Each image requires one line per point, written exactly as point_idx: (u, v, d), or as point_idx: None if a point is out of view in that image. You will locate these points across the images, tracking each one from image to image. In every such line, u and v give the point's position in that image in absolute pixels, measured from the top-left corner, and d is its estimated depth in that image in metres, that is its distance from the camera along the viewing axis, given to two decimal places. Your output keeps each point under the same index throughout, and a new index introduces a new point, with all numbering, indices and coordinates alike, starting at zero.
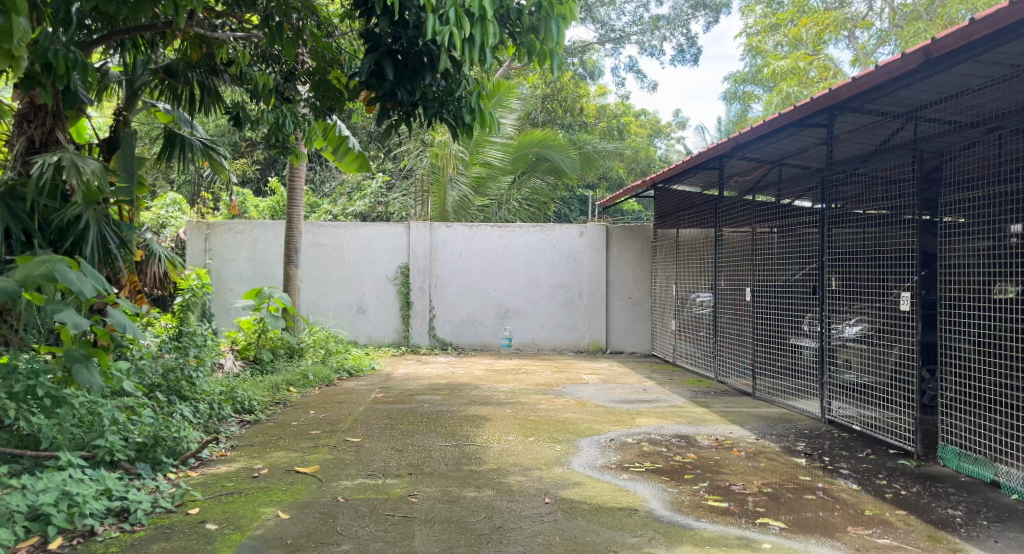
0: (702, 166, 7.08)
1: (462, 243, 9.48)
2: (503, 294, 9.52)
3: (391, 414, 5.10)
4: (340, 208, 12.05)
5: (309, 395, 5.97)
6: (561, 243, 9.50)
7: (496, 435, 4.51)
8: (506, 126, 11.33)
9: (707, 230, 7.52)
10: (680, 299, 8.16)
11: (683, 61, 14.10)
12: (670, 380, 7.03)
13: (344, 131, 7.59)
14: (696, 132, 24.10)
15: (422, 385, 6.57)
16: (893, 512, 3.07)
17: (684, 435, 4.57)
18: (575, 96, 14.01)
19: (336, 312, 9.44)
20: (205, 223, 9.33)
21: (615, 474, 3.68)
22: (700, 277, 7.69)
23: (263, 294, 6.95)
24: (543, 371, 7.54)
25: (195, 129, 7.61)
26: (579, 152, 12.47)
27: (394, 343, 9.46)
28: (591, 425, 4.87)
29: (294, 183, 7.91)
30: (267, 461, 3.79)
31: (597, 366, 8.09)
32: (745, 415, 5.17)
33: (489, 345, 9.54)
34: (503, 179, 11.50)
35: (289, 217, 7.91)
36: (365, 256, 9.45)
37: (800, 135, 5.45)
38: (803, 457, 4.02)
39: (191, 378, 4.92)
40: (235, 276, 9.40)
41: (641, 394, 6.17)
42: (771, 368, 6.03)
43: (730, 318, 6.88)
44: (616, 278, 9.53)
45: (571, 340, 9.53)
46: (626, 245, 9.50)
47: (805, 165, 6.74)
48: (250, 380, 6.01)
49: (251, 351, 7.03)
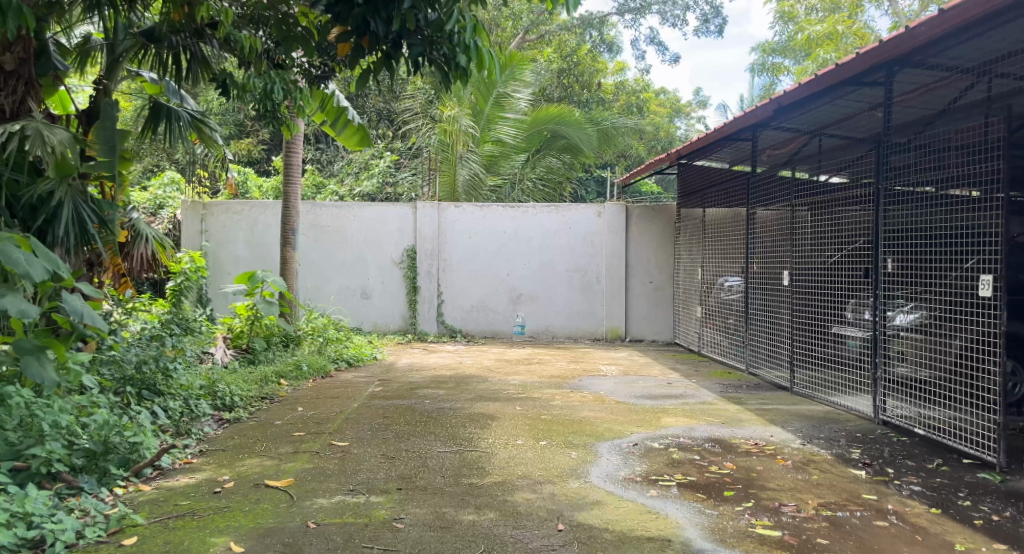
0: (733, 138, 6.43)
1: (472, 224, 8.92)
2: (515, 278, 8.95)
3: (387, 413, 4.57)
4: (347, 189, 11.50)
5: (301, 389, 5.47)
6: (577, 224, 8.90)
7: (503, 438, 3.96)
8: (519, 101, 10.66)
9: (737, 209, 6.89)
10: (707, 284, 7.54)
11: (707, 33, 13.26)
12: (696, 372, 6.43)
13: (342, 102, 7.06)
14: (718, 112, 23.15)
15: (426, 377, 6.04)
16: (990, 547, 2.48)
17: (718, 439, 3.99)
18: (592, 71, 13.26)
19: (339, 298, 8.93)
20: (201, 203, 8.85)
21: (641, 489, 3.11)
22: (729, 260, 7.05)
23: (257, 279, 6.55)
24: (557, 362, 6.99)
25: (184, 101, 7.11)
26: (596, 128, 11.72)
27: (399, 330, 8.95)
28: (610, 426, 4.31)
29: (290, 159, 7.35)
30: (236, 471, 3.28)
31: (615, 356, 7.51)
32: (785, 415, 4.57)
33: (501, 332, 8.99)
34: (516, 158, 10.85)
35: (286, 197, 7.38)
36: (370, 238, 8.92)
37: (850, 97, 4.78)
38: (861, 467, 3.41)
39: (169, 370, 4.47)
40: (233, 259, 8.92)
41: (665, 389, 5.58)
42: (812, 360, 5.40)
43: (764, 304, 6.25)
44: (636, 261, 8.90)
45: (587, 327, 8.96)
46: (646, 226, 8.87)
47: (847, 135, 6.06)
48: (236, 372, 5.52)
49: (243, 340, 6.55)
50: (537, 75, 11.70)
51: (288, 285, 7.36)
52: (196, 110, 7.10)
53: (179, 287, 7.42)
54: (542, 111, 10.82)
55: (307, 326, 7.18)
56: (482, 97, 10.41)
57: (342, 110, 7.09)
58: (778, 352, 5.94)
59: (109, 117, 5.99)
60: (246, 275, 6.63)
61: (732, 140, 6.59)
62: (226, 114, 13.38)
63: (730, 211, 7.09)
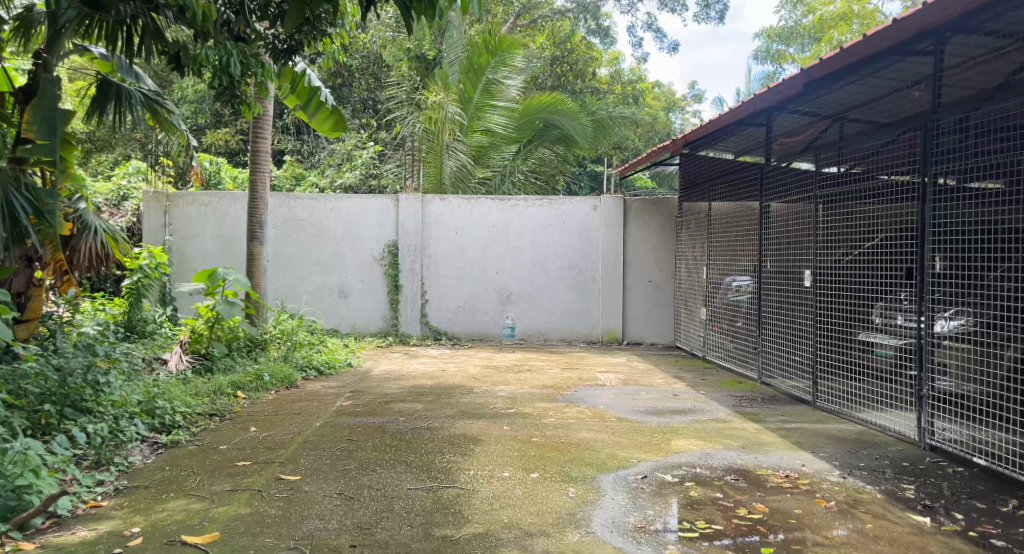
0: (746, 124, 5.85)
1: (459, 219, 8.28)
2: (504, 276, 8.33)
3: (354, 435, 3.93)
4: (327, 180, 10.81)
5: (260, 402, 4.81)
6: (572, 219, 8.28)
7: (486, 469, 3.34)
8: (511, 89, 10.03)
9: (747, 203, 6.31)
10: (713, 284, 6.96)
11: (707, 19, 12.59)
12: (704, 382, 5.84)
13: (315, 81, 6.39)
14: (714, 105, 22.50)
15: (404, 387, 5.41)
16: None
17: (742, 469, 3.39)
18: (586, 59, 12.64)
19: (314, 297, 8.27)
20: (165, 194, 8.12)
21: (656, 545, 2.50)
22: (738, 257, 6.47)
23: (217, 276, 5.90)
24: (550, 369, 6.37)
25: (141, 80, 6.41)
26: (590, 117, 11.07)
27: (380, 332, 8.31)
28: (613, 451, 3.70)
29: (258, 146, 6.69)
30: (151, 519, 2.66)
31: (614, 362, 6.92)
32: (814, 437, 3.97)
33: (489, 334, 8.36)
34: (508, 149, 10.24)
35: (254, 187, 6.71)
36: (348, 233, 8.26)
37: (887, 69, 4.18)
38: (921, 510, 2.83)
39: (100, 384, 3.84)
40: (200, 255, 8.24)
41: (671, 403, 4.98)
42: (836, 368, 4.83)
43: (777, 306, 5.67)
44: (635, 259, 8.30)
45: (582, 329, 8.35)
46: (646, 221, 8.26)
47: (870, 119, 5.51)
48: (186, 383, 4.85)
49: (202, 345, 5.90)
50: (529, 62, 11.05)
51: (253, 284, 6.71)
52: (153, 90, 6.40)
53: (136, 286, 6.70)
54: (535, 98, 10.12)
55: (275, 330, 6.46)
56: (471, 85, 9.83)
57: (314, 91, 6.41)
58: (795, 359, 5.36)
59: (51, 96, 5.29)
60: (206, 273, 5.99)
61: (743, 127, 6.00)
62: (200, 103, 12.63)
63: (737, 204, 6.52)
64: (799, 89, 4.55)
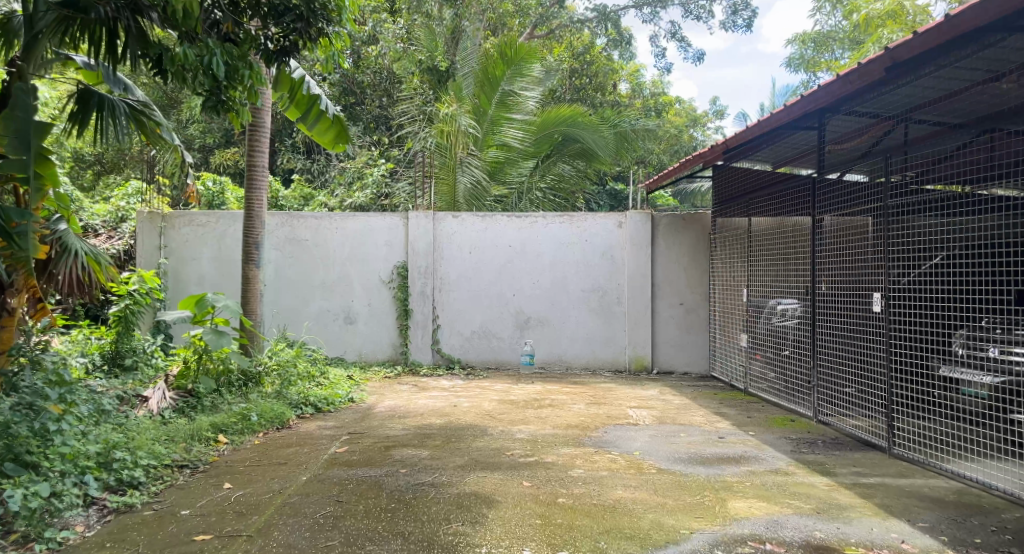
0: (795, 128, 5.19)
1: (473, 237, 7.69)
2: (522, 298, 7.69)
3: (343, 494, 3.28)
4: (336, 199, 10.23)
5: (243, 448, 4.17)
6: (595, 237, 7.64)
7: (502, 547, 2.69)
8: (529, 100, 9.50)
9: (796, 217, 5.64)
10: (756, 307, 6.28)
11: (735, 26, 11.98)
12: (751, 421, 5.14)
13: (315, 88, 5.87)
14: (738, 121, 21.79)
15: (410, 428, 4.77)
16: None
17: (822, 547, 2.71)
18: (607, 71, 12.35)
19: (318, 323, 7.70)
20: (160, 214, 7.66)
21: None
22: (787, 278, 5.79)
23: (206, 303, 5.40)
24: (575, 404, 5.69)
25: (129, 92, 5.94)
26: (613, 130, 10.44)
27: (388, 361, 7.70)
28: (658, 518, 3.03)
29: (254, 160, 6.15)
30: None
31: (644, 395, 6.24)
32: (903, 499, 3.25)
33: (507, 362, 7.71)
34: (525, 164, 9.60)
35: (249, 206, 6.18)
36: (354, 254, 7.70)
37: (983, 46, 3.53)
38: None
39: (49, 433, 3.29)
40: (197, 278, 7.71)
41: (717, 450, 4.29)
42: (917, 409, 4.13)
43: (834, 331, 5.00)
44: (664, 280, 7.63)
45: (607, 357, 7.66)
46: (675, 238, 7.61)
47: (937, 120, 4.91)
48: (160, 426, 4.27)
49: (187, 380, 5.27)
50: (547, 73, 10.52)
51: (248, 311, 6.16)
52: (140, 100, 5.93)
53: (124, 314, 6.17)
54: (553, 111, 9.56)
55: (270, 361, 5.85)
56: (486, 99, 9.36)
57: (313, 98, 5.87)
58: (859, 393, 4.67)
59: (24, 105, 4.54)
60: (194, 299, 5.48)
61: (790, 131, 5.35)
62: (209, 120, 12.24)
63: (780, 218, 5.88)
64: (868, 82, 3.90)
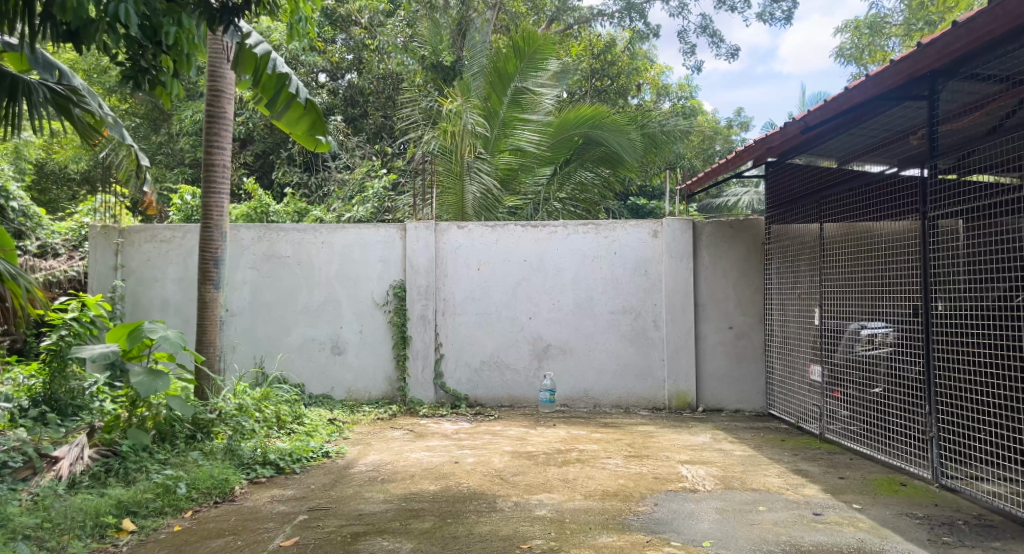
0: (895, 99, 3.94)
1: (481, 250, 6.53)
2: (540, 323, 6.49)
3: None
4: (333, 214, 9.03)
5: (152, 542, 2.99)
6: (626, 249, 6.45)
7: None
8: (546, 99, 8.45)
9: (890, 219, 4.41)
10: (832, 332, 5.05)
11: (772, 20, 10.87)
12: (848, 486, 3.86)
13: (282, 67, 4.78)
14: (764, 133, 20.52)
15: (394, 500, 3.57)
16: None
17: None
18: (631, 69, 11.33)
19: (301, 353, 6.55)
20: (116, 230, 6.61)
21: None
22: (873, 295, 4.58)
23: (140, 335, 4.25)
24: (611, 459, 4.44)
25: (63, 78, 4.95)
26: (641, 132, 9.22)
27: (383, 398, 6.51)
28: None
29: (213, 158, 5.09)
30: None
31: (694, 443, 4.98)
32: None
33: (524, 399, 6.48)
34: (541, 172, 8.49)
35: (208, 214, 5.08)
36: (343, 273, 6.57)
37: None
38: None
39: None
40: (161, 303, 6.62)
41: (820, 538, 3.02)
42: None
43: (957, 365, 3.77)
44: (709, 299, 6.39)
45: (643, 391, 6.40)
46: (722, 250, 6.40)
47: None
48: (41, 508, 3.10)
49: (115, 433, 4.11)
50: (566, 71, 9.43)
51: (203, 343, 5.02)
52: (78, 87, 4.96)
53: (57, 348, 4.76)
54: (571, 110, 8.35)
55: (226, 405, 4.67)
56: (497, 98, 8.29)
57: (281, 78, 4.76)
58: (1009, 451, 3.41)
59: None
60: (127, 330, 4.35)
61: (884, 104, 4.11)
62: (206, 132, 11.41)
63: (866, 222, 4.65)
64: None
